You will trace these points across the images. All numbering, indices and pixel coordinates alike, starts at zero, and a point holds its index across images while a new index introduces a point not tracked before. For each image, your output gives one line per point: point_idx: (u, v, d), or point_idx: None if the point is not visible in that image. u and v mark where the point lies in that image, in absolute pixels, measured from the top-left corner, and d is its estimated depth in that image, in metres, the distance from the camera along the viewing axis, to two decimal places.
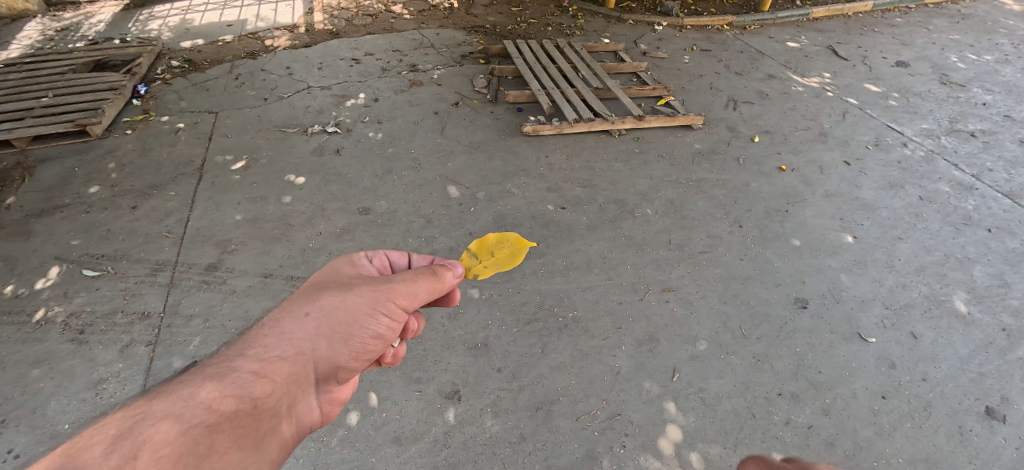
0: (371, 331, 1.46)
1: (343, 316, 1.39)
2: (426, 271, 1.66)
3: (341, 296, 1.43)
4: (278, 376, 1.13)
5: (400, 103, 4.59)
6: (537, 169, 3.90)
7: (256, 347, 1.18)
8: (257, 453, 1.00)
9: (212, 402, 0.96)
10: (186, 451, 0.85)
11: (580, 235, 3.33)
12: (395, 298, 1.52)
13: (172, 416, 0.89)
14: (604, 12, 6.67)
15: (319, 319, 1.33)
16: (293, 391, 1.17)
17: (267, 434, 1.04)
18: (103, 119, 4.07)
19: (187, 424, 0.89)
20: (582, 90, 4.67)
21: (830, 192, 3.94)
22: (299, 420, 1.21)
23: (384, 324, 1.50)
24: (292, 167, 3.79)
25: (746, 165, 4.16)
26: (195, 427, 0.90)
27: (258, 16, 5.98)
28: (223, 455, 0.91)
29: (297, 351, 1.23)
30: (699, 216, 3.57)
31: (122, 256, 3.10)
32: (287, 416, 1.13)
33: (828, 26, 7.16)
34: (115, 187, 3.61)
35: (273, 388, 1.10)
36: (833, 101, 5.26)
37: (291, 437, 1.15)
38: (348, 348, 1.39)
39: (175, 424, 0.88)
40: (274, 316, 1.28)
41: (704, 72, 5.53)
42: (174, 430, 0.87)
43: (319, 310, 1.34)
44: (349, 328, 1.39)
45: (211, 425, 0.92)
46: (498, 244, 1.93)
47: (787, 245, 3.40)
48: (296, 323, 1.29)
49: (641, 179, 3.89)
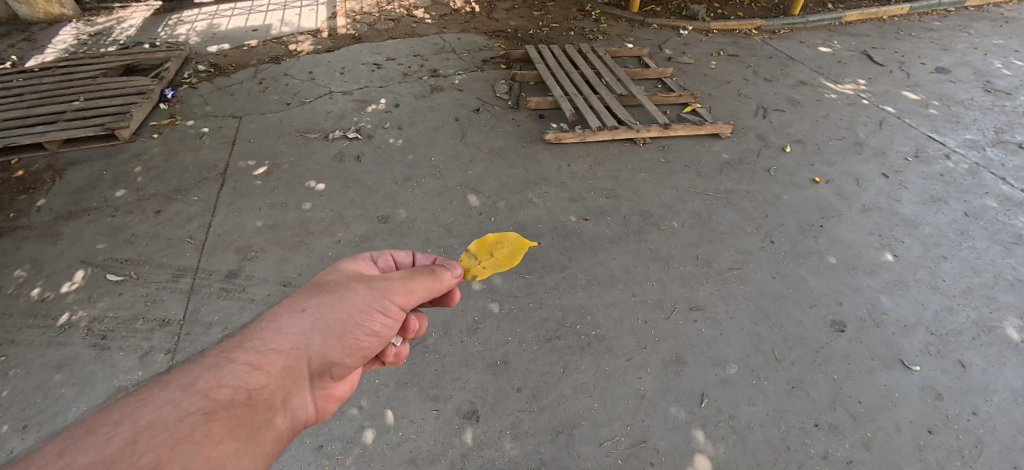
0: (367, 329, 1.51)
1: (336, 314, 1.45)
2: (425, 270, 1.68)
3: (335, 294, 1.49)
4: (271, 369, 1.24)
5: (421, 109, 4.55)
6: (559, 177, 3.80)
7: (253, 341, 1.30)
8: (251, 443, 1.11)
9: (208, 393, 1.10)
10: (182, 437, 0.99)
11: (603, 248, 3.23)
12: (391, 297, 1.57)
13: (171, 406, 1.05)
14: (627, 16, 6.54)
15: (312, 315, 1.41)
16: (286, 384, 1.27)
17: (261, 426, 1.15)
18: (131, 123, 4.12)
19: (183, 412, 1.04)
20: (606, 96, 4.55)
21: (867, 206, 3.76)
22: (295, 410, 1.30)
23: (379, 323, 1.55)
24: (312, 173, 3.77)
25: (777, 176, 3.99)
26: (191, 416, 1.05)
27: (282, 20, 6.04)
28: (216, 443, 1.03)
29: (291, 346, 1.33)
30: (727, 229, 3.44)
31: (144, 260, 3.11)
32: (282, 408, 1.23)
33: (862, 30, 6.89)
34: (140, 190, 3.63)
35: (267, 380, 1.22)
36: (869, 109, 5.03)
37: (289, 427, 1.25)
38: (342, 344, 1.45)
39: (173, 412, 1.03)
40: (271, 312, 1.39)
41: (732, 78, 5.36)
42: (172, 418, 1.02)
43: (313, 308, 1.42)
44: (342, 326, 1.45)
45: (206, 413, 1.06)
46: (497, 243, 1.85)
47: (821, 262, 3.23)
48: (291, 319, 1.38)
49: (667, 189, 3.75)
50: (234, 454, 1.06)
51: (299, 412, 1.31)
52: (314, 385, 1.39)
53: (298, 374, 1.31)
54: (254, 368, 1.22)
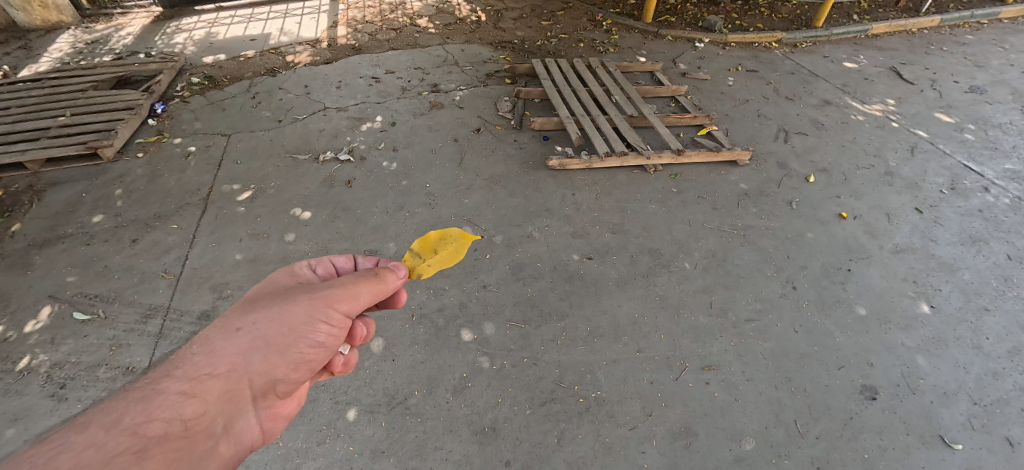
0: (314, 340, 1.40)
1: (279, 327, 1.32)
2: (372, 272, 1.57)
3: (276, 306, 1.35)
4: (208, 395, 1.13)
5: (419, 128, 4.31)
6: (562, 209, 3.54)
7: (182, 366, 1.16)
8: None
9: (136, 430, 0.99)
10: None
11: (607, 293, 2.98)
12: (338, 304, 1.44)
13: (92, 450, 0.92)
14: (640, 26, 6.23)
15: (253, 332, 1.27)
16: (227, 409, 1.16)
17: (198, 457, 1.08)
18: (115, 142, 3.91)
19: (109, 455, 0.93)
20: (615, 117, 4.26)
21: (898, 247, 3.45)
22: (239, 438, 1.20)
23: (327, 332, 1.44)
24: (300, 200, 3.55)
25: (799, 210, 3.68)
26: (119, 457, 0.94)
27: (282, 30, 5.84)
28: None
29: (230, 367, 1.20)
30: (743, 273, 3.16)
31: (115, 297, 2.90)
32: (223, 435, 1.15)
33: (890, 43, 6.51)
34: (119, 215, 3.42)
35: (204, 409, 1.11)
36: (899, 133, 4.69)
37: (229, 452, 1.18)
38: (288, 358, 1.34)
39: (96, 454, 0.92)
40: (204, 332, 1.24)
41: (751, 96, 5.04)
42: (97, 462, 0.91)
43: (252, 323, 1.28)
44: (286, 340, 1.33)
45: (138, 453, 0.96)
46: (442, 241, 1.80)
47: (850, 314, 2.97)
48: (227, 338, 1.23)
49: (678, 224, 3.47)
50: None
51: (243, 435, 1.23)
52: (260, 404, 1.29)
53: (240, 397, 1.21)
54: (187, 397, 1.10)
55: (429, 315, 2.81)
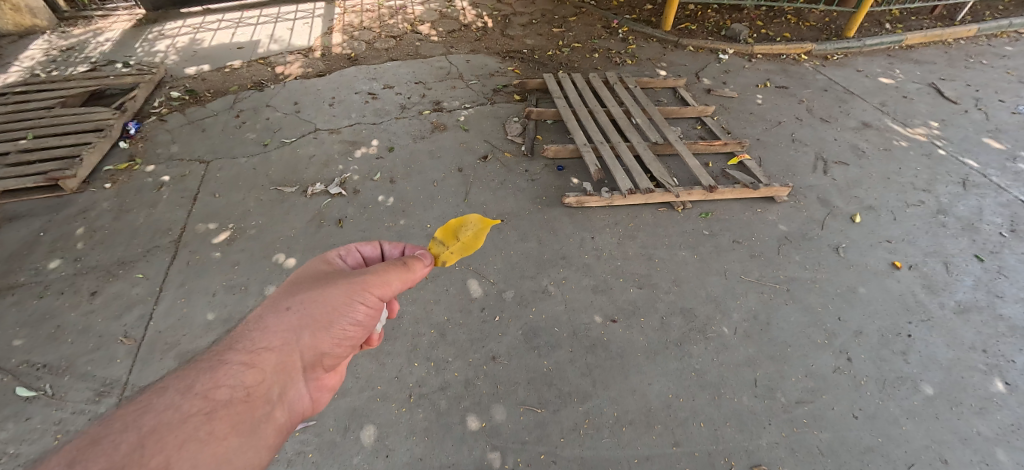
0: (350, 320, 1.48)
1: (320, 309, 1.41)
2: (399, 262, 1.60)
3: (315, 291, 1.44)
4: (262, 367, 1.26)
5: (420, 154, 3.87)
6: (581, 257, 3.13)
7: (242, 342, 1.30)
8: (253, 438, 1.17)
9: (206, 395, 1.14)
10: (186, 439, 1.06)
11: (636, 367, 2.60)
12: (371, 289, 1.50)
13: (170, 411, 1.09)
14: (659, 35, 5.76)
15: (297, 312, 1.38)
16: (282, 380, 1.29)
17: (259, 419, 1.20)
18: (79, 171, 3.46)
19: (185, 414, 1.10)
20: (637, 144, 3.82)
21: (961, 305, 3.08)
22: (292, 404, 1.32)
23: (362, 313, 1.51)
24: (284, 243, 3.13)
25: (847, 259, 3.28)
26: (193, 417, 1.10)
27: (272, 36, 5.38)
28: (220, 442, 1.10)
29: (280, 343, 1.32)
30: (789, 340, 2.79)
31: (66, 368, 2.50)
32: (279, 400, 1.27)
33: (926, 56, 6.02)
34: (78, 260, 3.00)
35: (260, 378, 1.24)
36: (947, 162, 4.26)
37: (286, 417, 1.29)
38: (330, 336, 1.43)
39: (177, 414, 1.09)
40: (257, 313, 1.37)
41: (783, 117, 4.59)
42: (176, 421, 1.08)
43: (296, 305, 1.39)
44: (326, 321, 1.42)
45: (207, 414, 1.12)
46: (462, 228, 1.83)
47: (917, 394, 2.64)
48: (276, 319, 1.35)
49: (713, 277, 3.07)
50: (237, 449, 1.13)
51: (296, 402, 1.34)
52: (307, 374, 1.39)
53: (290, 369, 1.32)
54: (246, 369, 1.23)
55: (429, 396, 2.44)
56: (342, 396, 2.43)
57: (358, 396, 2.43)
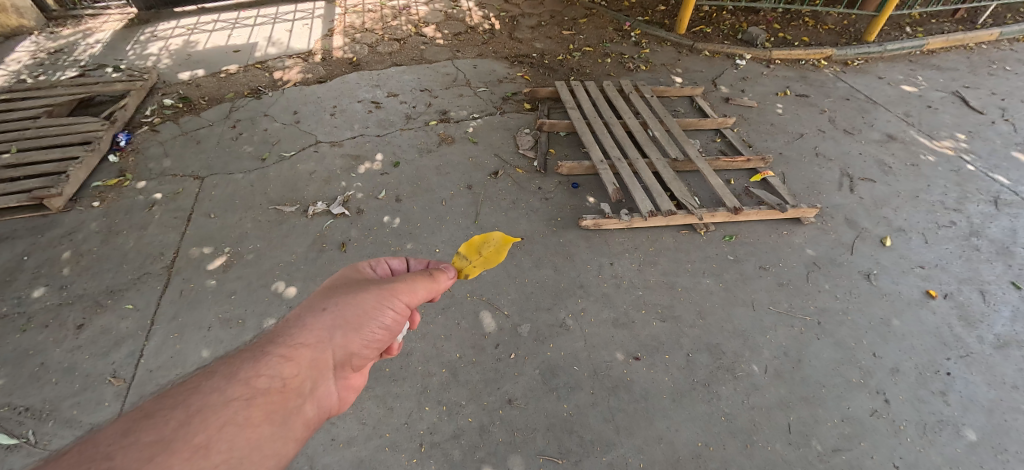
0: (381, 323, 1.36)
1: (355, 307, 1.30)
2: (424, 272, 1.56)
3: (349, 293, 1.34)
4: (300, 360, 1.11)
5: (426, 169, 3.68)
6: (599, 285, 2.95)
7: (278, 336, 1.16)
8: (288, 432, 1.01)
9: (246, 382, 1.01)
10: (227, 422, 0.92)
11: (661, 412, 2.44)
12: (400, 295, 1.43)
13: (212, 394, 0.96)
14: (673, 38, 5.54)
15: (332, 311, 1.25)
16: (319, 375, 1.14)
17: (294, 412, 1.04)
18: (65, 189, 3.25)
19: (226, 398, 0.96)
20: (657, 162, 3.63)
21: (1001, 339, 2.90)
22: (325, 404, 1.15)
23: (392, 316, 1.39)
24: (283, 269, 2.95)
25: (879, 287, 3.11)
26: (233, 402, 0.96)
27: (270, 39, 5.15)
28: (255, 428, 0.95)
29: (317, 338, 1.18)
30: (822, 381, 2.63)
31: (49, 412, 2.33)
32: (315, 396, 1.11)
33: (948, 62, 5.72)
34: (63, 288, 2.81)
35: (297, 369, 1.09)
36: (979, 178, 4.05)
37: (318, 415, 1.12)
38: (363, 338, 1.31)
39: (217, 398, 0.95)
40: (294, 312, 1.24)
41: (805, 129, 4.39)
42: (216, 405, 0.94)
43: (331, 305, 1.27)
44: (359, 321, 1.29)
45: (247, 400, 0.97)
46: (484, 244, 1.92)
47: (959, 440, 2.47)
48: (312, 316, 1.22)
49: (739, 308, 2.90)
50: (273, 442, 0.97)
51: (328, 402, 1.17)
52: (339, 375, 1.24)
53: (327, 365, 1.17)
54: (284, 359, 1.09)
55: (441, 445, 2.28)
56: (348, 445, 2.26)
57: (364, 446, 2.27)
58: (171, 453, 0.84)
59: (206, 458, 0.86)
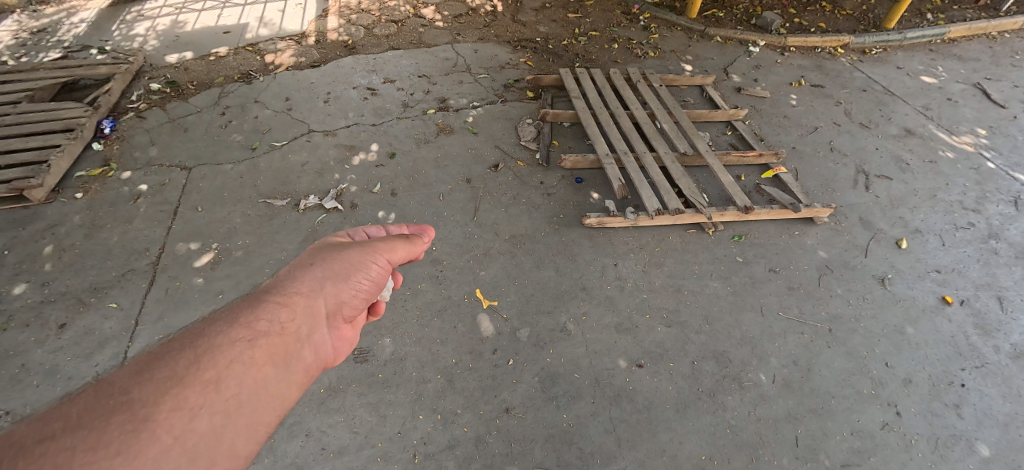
0: (374, 276, 1.25)
1: (344, 258, 1.18)
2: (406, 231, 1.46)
3: (334, 248, 1.21)
4: (298, 305, 1.01)
5: (423, 162, 3.53)
6: (602, 288, 2.84)
7: (271, 282, 1.04)
8: (291, 376, 0.91)
9: (247, 323, 0.89)
10: (232, 361, 0.82)
11: (664, 423, 2.34)
12: (388, 249, 1.31)
13: (214, 336, 0.84)
14: (684, 23, 5.31)
15: (323, 262, 1.14)
16: (318, 323, 1.03)
17: (297, 357, 0.94)
18: (47, 180, 3.11)
19: (228, 338, 0.85)
20: (665, 155, 3.47)
21: (1017, 349, 2.79)
22: (324, 355, 1.05)
23: (383, 269, 1.27)
24: (273, 267, 2.84)
25: (893, 292, 2.99)
26: (236, 343, 0.85)
27: (262, 19, 4.93)
28: (261, 369, 0.86)
29: (312, 286, 1.07)
30: (832, 391, 2.52)
31: (30, 416, 2.24)
32: (314, 344, 1.01)
33: (970, 51, 5.47)
34: (45, 285, 2.70)
35: (294, 314, 0.98)
36: (999, 176, 3.89)
37: (318, 365, 1.03)
38: (358, 291, 1.20)
39: (216, 337, 0.84)
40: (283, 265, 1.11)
41: (819, 122, 4.21)
42: (217, 345, 0.83)
43: (321, 256, 1.15)
44: (349, 271, 1.17)
45: (249, 341, 0.87)
46: None
47: (973, 456, 2.37)
48: (303, 266, 1.11)
49: (748, 314, 2.79)
50: (278, 385, 0.88)
51: (326, 352, 1.06)
52: (335, 326, 1.13)
53: (325, 315, 1.06)
54: (280, 304, 0.98)
55: (435, 457, 2.18)
56: (339, 455, 2.17)
57: (355, 456, 2.17)
58: (183, 389, 0.74)
59: (215, 395, 0.78)
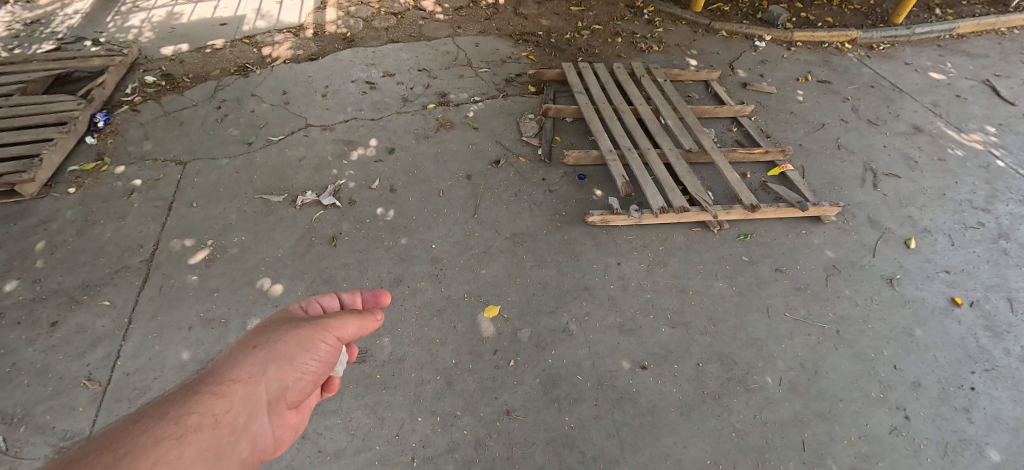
0: (319, 358, 1.26)
1: (287, 337, 1.21)
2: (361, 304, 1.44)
3: (282, 328, 1.24)
4: (231, 395, 1.05)
5: (423, 158, 3.46)
6: (605, 288, 2.78)
7: (208, 372, 1.09)
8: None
9: (175, 419, 0.95)
10: (155, 461, 0.87)
11: (668, 427, 2.29)
12: (336, 327, 1.30)
13: (139, 436, 0.90)
14: (689, 17, 5.22)
15: (264, 346, 1.17)
16: (252, 411, 1.08)
17: (223, 453, 0.98)
18: (39, 174, 3.05)
19: (151, 439, 0.90)
20: (669, 152, 3.41)
21: None
22: (256, 443, 1.09)
23: (330, 349, 1.28)
24: (269, 265, 2.78)
25: (902, 293, 2.93)
26: (159, 442, 0.90)
27: (259, 11, 4.84)
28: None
29: (250, 373, 1.11)
30: (840, 395, 2.47)
31: (21, 417, 2.19)
32: (246, 433, 1.06)
33: (979, 47, 5.38)
34: (36, 282, 2.64)
35: (228, 406, 1.03)
36: (1009, 175, 3.81)
37: (250, 454, 1.07)
38: (298, 371, 1.22)
39: (139, 439, 0.89)
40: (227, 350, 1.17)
41: (826, 119, 4.13)
42: (138, 449, 0.88)
43: (263, 340, 1.18)
44: (291, 354, 1.19)
45: (173, 440, 0.92)
46: None
47: (983, 461, 2.32)
48: (243, 353, 1.14)
49: (754, 315, 2.73)
50: None
51: (260, 440, 1.11)
52: (274, 411, 1.17)
53: (259, 403, 1.11)
54: (214, 395, 1.03)
55: (434, 460, 2.13)
56: (336, 458, 2.12)
57: (353, 459, 2.12)
58: None
59: None
